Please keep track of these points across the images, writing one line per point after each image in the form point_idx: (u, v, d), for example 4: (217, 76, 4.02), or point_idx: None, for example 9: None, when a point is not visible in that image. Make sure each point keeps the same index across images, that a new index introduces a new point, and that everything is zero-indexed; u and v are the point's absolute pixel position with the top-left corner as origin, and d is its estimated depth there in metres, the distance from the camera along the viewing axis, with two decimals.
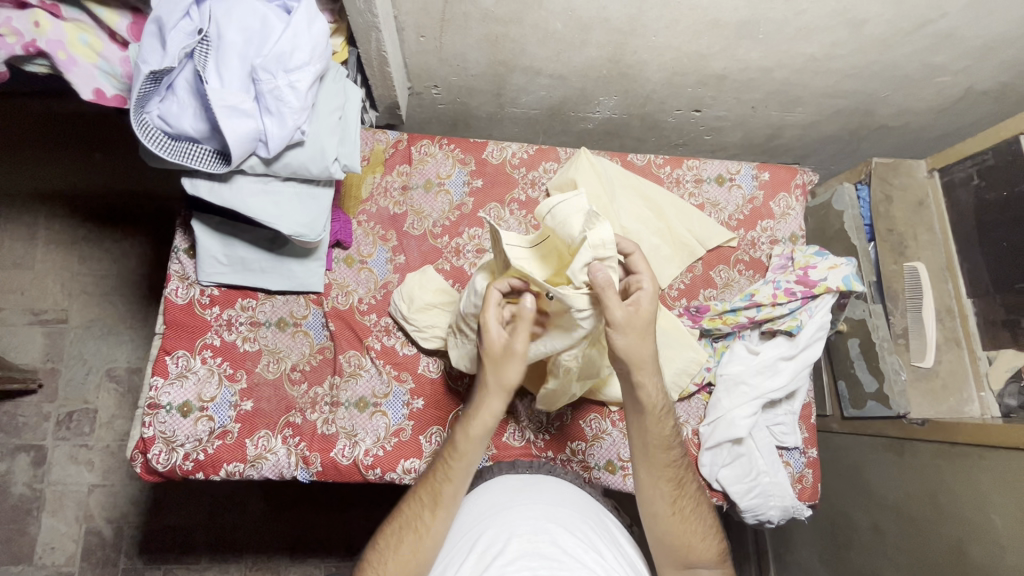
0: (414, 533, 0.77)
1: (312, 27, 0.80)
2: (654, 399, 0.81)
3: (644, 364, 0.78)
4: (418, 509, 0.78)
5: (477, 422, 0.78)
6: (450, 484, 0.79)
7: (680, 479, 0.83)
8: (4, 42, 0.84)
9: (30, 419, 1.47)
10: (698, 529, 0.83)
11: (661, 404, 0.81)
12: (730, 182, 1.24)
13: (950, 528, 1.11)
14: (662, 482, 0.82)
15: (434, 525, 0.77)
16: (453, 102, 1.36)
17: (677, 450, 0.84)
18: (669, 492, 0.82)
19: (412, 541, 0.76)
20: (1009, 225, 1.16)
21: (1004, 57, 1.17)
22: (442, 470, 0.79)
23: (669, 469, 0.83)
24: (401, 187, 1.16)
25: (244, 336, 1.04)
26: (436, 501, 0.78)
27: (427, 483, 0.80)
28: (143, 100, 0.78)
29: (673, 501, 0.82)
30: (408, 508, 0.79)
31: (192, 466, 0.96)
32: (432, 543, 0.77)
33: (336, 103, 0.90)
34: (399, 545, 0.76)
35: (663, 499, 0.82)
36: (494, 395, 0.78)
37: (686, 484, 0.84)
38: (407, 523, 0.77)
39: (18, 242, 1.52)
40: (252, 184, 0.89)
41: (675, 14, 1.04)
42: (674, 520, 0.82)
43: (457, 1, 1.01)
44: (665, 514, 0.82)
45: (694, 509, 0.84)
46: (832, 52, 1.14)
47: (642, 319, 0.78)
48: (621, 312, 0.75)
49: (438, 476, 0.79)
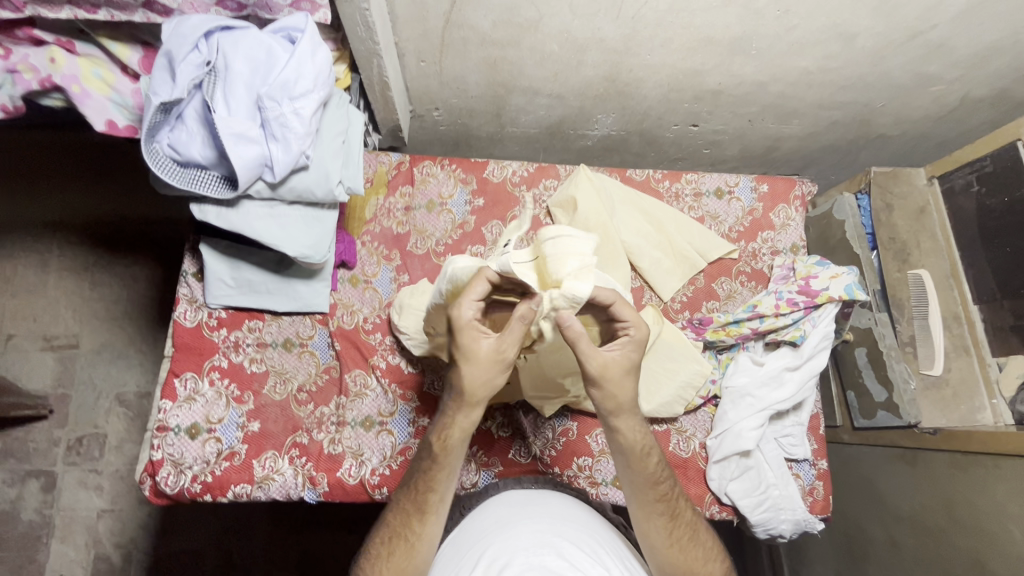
0: (404, 541, 0.75)
1: (315, 56, 0.82)
2: (635, 438, 0.76)
3: (623, 409, 0.74)
4: (406, 519, 0.76)
5: (456, 432, 0.73)
6: (435, 493, 0.76)
7: (673, 509, 0.79)
8: (22, 78, 0.87)
9: (40, 445, 1.49)
10: (699, 555, 0.79)
11: (640, 444, 0.76)
12: (729, 195, 1.25)
13: (969, 541, 1.09)
14: (655, 515, 0.78)
15: (424, 531, 0.76)
16: (454, 124, 1.39)
17: (667, 482, 0.80)
18: (661, 525, 0.78)
19: (403, 551, 0.75)
20: (1012, 230, 1.16)
21: (997, 65, 1.18)
22: (425, 479, 0.75)
23: (661, 502, 0.79)
24: (404, 208, 1.18)
25: (251, 358, 1.05)
26: (423, 511, 0.76)
27: (411, 492, 0.77)
28: (154, 130, 0.80)
29: (669, 534, 0.78)
30: (395, 518, 0.77)
31: (200, 488, 0.97)
32: (423, 548, 0.76)
33: (339, 127, 0.93)
34: (390, 556, 0.75)
35: (659, 531, 0.78)
36: (470, 407, 0.71)
37: (680, 515, 0.80)
38: (396, 533, 0.76)
39: (31, 270, 1.55)
40: (259, 209, 0.92)
41: (668, 33, 1.06)
42: (673, 553, 0.78)
43: (455, 26, 1.04)
44: (662, 547, 0.78)
45: (693, 538, 0.80)
46: (825, 65, 1.16)
47: (623, 365, 0.72)
48: (597, 364, 0.70)
49: (421, 486, 0.76)
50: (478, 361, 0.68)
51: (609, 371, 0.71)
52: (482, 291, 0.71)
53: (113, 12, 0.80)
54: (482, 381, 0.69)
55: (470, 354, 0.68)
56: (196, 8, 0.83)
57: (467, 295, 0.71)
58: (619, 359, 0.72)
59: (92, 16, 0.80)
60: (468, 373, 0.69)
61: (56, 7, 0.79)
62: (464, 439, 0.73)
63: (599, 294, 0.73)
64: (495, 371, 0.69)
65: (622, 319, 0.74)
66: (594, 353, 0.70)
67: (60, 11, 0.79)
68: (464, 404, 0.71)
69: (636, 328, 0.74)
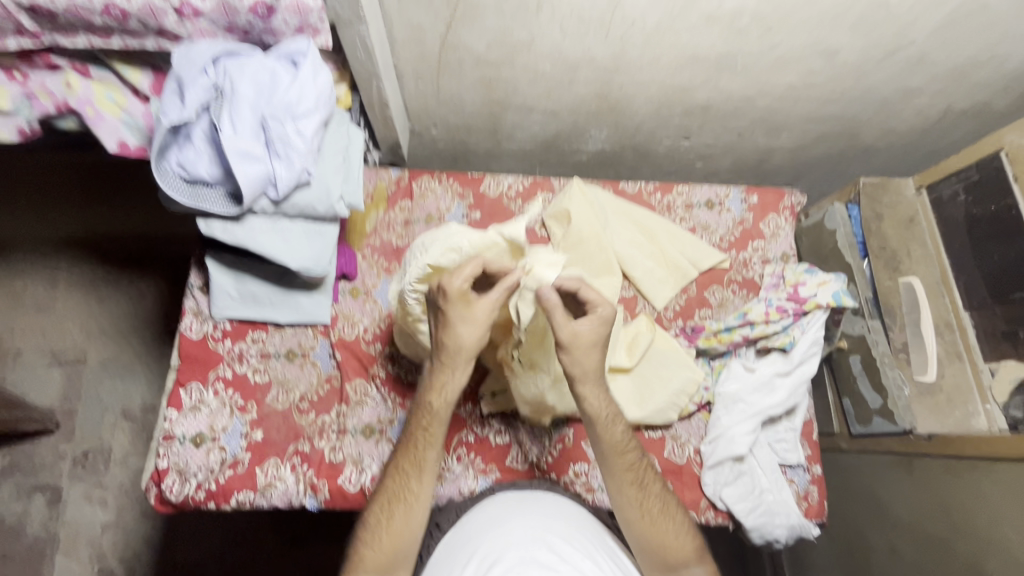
0: (404, 501, 0.83)
1: (317, 78, 0.87)
2: (599, 407, 0.84)
3: (587, 376, 0.83)
4: (404, 479, 0.84)
5: (450, 387, 0.85)
6: (432, 450, 0.85)
7: (641, 480, 0.84)
8: (39, 102, 0.92)
9: (46, 459, 1.51)
10: (670, 529, 0.83)
11: (606, 411, 0.84)
12: (720, 206, 1.29)
13: (966, 547, 1.09)
14: (625, 486, 0.84)
15: (420, 490, 0.84)
16: (452, 140, 1.43)
17: (634, 453, 0.85)
18: (631, 496, 0.84)
19: (402, 511, 0.83)
20: (999, 238, 1.18)
21: (977, 78, 1.22)
22: (420, 439, 0.85)
23: (629, 472, 0.85)
24: (403, 221, 1.22)
25: (255, 368, 1.08)
26: (421, 470, 0.85)
27: (407, 455, 0.85)
28: (164, 150, 0.85)
29: (640, 505, 0.83)
30: (393, 481, 0.85)
31: (204, 496, 0.99)
32: (419, 507, 0.84)
33: (339, 145, 0.97)
34: (391, 517, 0.82)
35: (631, 504, 0.84)
36: (454, 370, 0.84)
37: (649, 486, 0.85)
38: (395, 493, 0.84)
39: (41, 287, 1.59)
40: (263, 223, 0.95)
41: (656, 52, 1.11)
42: (643, 524, 0.83)
43: (451, 48, 1.09)
44: (634, 519, 0.83)
45: (662, 512, 0.83)
46: (810, 80, 1.20)
47: (591, 336, 0.82)
48: (567, 333, 0.80)
49: (419, 445, 0.85)
50: (471, 321, 0.82)
51: (579, 339, 0.81)
52: (474, 271, 0.82)
53: (126, 39, 0.85)
54: (473, 337, 0.82)
55: (464, 317, 0.81)
56: (206, 35, 0.87)
57: (461, 271, 0.81)
58: (587, 331, 0.81)
59: (107, 42, 0.85)
60: (462, 331, 0.82)
61: (73, 34, 0.84)
62: (454, 395, 0.85)
63: (566, 280, 0.83)
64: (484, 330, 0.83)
65: (587, 299, 0.83)
66: (567, 324, 0.80)
67: (77, 39, 0.84)
68: (455, 362, 0.84)
69: (600, 306, 0.83)
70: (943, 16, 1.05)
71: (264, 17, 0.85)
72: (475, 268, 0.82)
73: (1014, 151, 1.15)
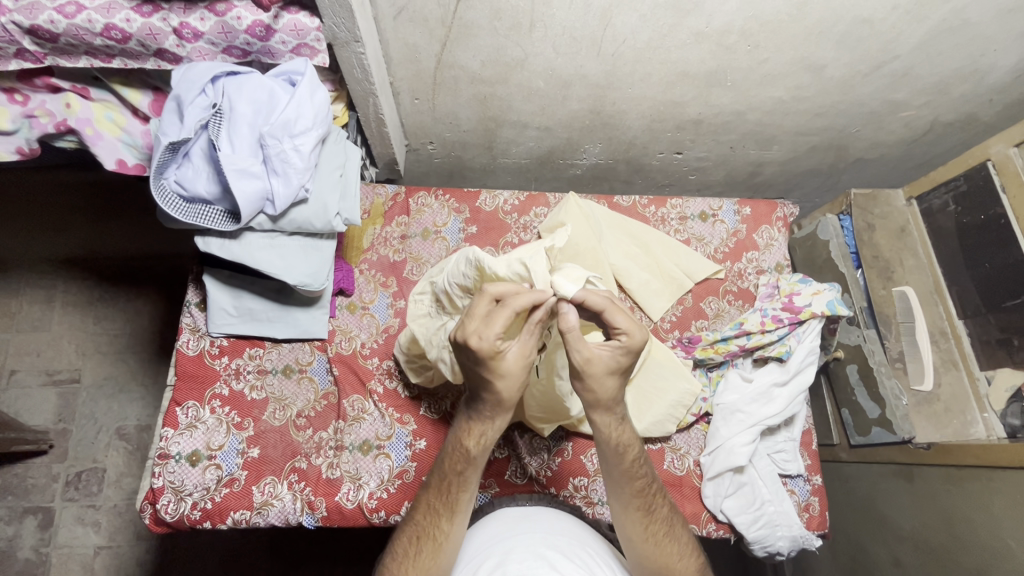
0: (433, 541, 0.78)
1: (314, 97, 0.87)
2: (614, 434, 0.78)
3: (602, 403, 0.76)
4: (435, 519, 0.79)
5: (489, 433, 0.77)
6: (465, 493, 0.79)
7: (649, 505, 0.81)
8: (39, 122, 0.93)
9: (39, 481, 1.49)
10: (676, 550, 0.81)
11: (617, 439, 0.78)
12: (713, 217, 1.31)
13: (969, 557, 1.07)
14: (631, 510, 0.81)
15: (452, 531, 0.79)
16: (448, 156, 1.45)
17: (644, 479, 0.81)
18: (638, 519, 0.80)
19: (430, 551, 0.77)
20: (990, 247, 1.19)
21: (961, 90, 1.25)
22: (456, 481, 0.78)
23: (638, 497, 0.81)
24: (400, 236, 1.23)
25: (251, 385, 1.07)
26: (453, 509, 0.79)
27: (440, 495, 0.79)
28: (162, 168, 0.85)
29: (645, 527, 0.80)
30: (423, 518, 0.79)
31: (200, 515, 0.98)
32: (450, 547, 0.78)
33: (337, 162, 0.98)
34: (417, 555, 0.77)
35: (636, 524, 0.81)
36: (498, 413, 0.75)
37: (656, 510, 0.82)
38: (425, 532, 0.78)
39: (36, 306, 1.59)
40: (261, 240, 0.96)
41: (647, 68, 1.13)
42: (648, 547, 0.80)
43: (447, 66, 1.11)
44: (639, 540, 0.80)
45: (669, 533, 0.81)
46: (798, 94, 1.22)
47: (609, 364, 0.73)
48: (582, 357, 0.72)
49: (453, 487, 0.79)
50: (510, 376, 0.71)
51: (592, 365, 0.73)
52: (505, 324, 0.68)
53: (126, 60, 0.87)
54: (516, 387, 0.73)
55: (501, 371, 0.70)
56: (205, 55, 0.88)
57: (489, 327, 0.68)
58: (607, 359, 0.73)
59: (107, 64, 0.87)
60: (501, 387, 0.72)
61: (74, 57, 0.86)
62: (492, 439, 0.78)
63: (593, 299, 0.73)
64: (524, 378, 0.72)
65: (614, 324, 0.74)
66: (585, 346, 0.72)
67: (78, 61, 0.86)
68: (498, 410, 0.75)
69: (630, 332, 0.73)
70: (925, 32, 1.08)
71: (262, 38, 0.87)
72: (507, 318, 0.69)
73: (1000, 161, 1.16)
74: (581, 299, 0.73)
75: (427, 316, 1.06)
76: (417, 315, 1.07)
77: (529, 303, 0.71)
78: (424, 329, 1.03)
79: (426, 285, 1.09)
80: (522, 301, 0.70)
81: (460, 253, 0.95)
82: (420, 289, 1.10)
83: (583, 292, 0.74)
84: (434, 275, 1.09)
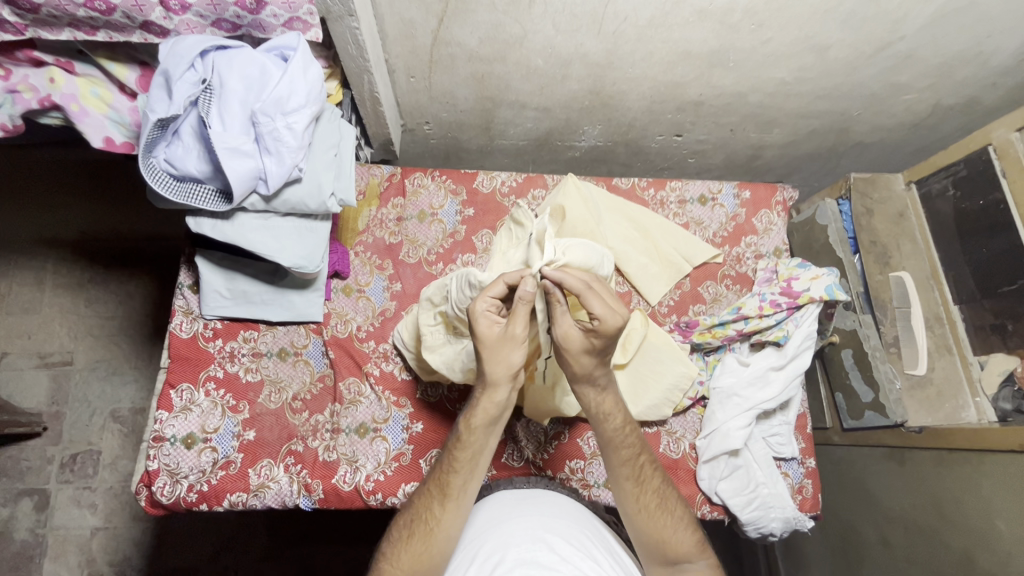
0: (424, 524, 0.77)
1: (307, 73, 0.86)
2: (594, 403, 0.81)
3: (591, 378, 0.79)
4: (428, 501, 0.79)
5: (481, 414, 0.77)
6: (457, 476, 0.78)
7: (639, 474, 0.82)
8: (22, 97, 0.90)
9: (33, 463, 1.49)
10: (670, 522, 0.81)
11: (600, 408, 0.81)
12: (713, 201, 1.30)
13: (958, 537, 1.09)
14: (623, 481, 0.82)
15: (445, 516, 0.78)
16: (445, 137, 1.42)
17: (632, 448, 0.82)
18: (628, 490, 0.82)
19: (423, 535, 0.77)
20: (987, 233, 1.18)
21: (964, 74, 1.23)
22: (448, 460, 0.79)
23: (626, 466, 0.82)
24: (396, 218, 1.21)
25: (246, 368, 1.06)
26: (445, 492, 0.78)
27: (435, 475, 0.80)
28: (151, 145, 0.83)
29: (637, 498, 0.81)
30: (418, 500, 0.79)
31: (196, 498, 0.98)
32: (443, 535, 0.77)
33: (331, 141, 0.96)
34: (410, 539, 0.77)
35: (628, 496, 0.82)
36: (495, 390, 0.76)
37: (647, 480, 0.82)
38: (418, 515, 0.78)
39: (25, 288, 1.56)
40: (254, 220, 0.94)
41: (649, 47, 1.10)
42: (642, 518, 0.81)
43: (443, 43, 1.08)
44: (631, 512, 0.82)
45: (660, 505, 0.82)
46: (801, 76, 1.20)
47: (584, 344, 0.75)
48: (559, 332, 0.75)
49: (445, 469, 0.79)
50: (493, 346, 0.73)
51: (570, 342, 0.75)
52: (500, 292, 0.74)
53: (111, 33, 0.83)
54: (500, 361, 0.74)
55: (485, 340, 0.73)
56: (193, 29, 0.86)
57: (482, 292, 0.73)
58: (582, 338, 0.75)
59: (91, 38, 0.83)
60: (487, 359, 0.74)
61: (56, 29, 0.82)
62: (492, 419, 0.77)
63: (567, 280, 0.73)
64: (508, 354, 0.74)
65: (590, 309, 0.73)
66: (562, 323, 0.75)
67: (61, 33, 0.82)
68: (489, 384, 0.75)
69: (603, 319, 0.72)
70: (932, 12, 1.06)
71: (252, 11, 0.84)
72: (499, 286, 0.74)
73: (1001, 145, 1.15)
74: (558, 279, 0.74)
75: (445, 346, 1.01)
76: (433, 346, 1.01)
77: (518, 278, 0.74)
78: (442, 359, 1.00)
79: (435, 316, 1.03)
80: (513, 272, 0.75)
81: (461, 276, 0.92)
82: (428, 321, 1.03)
83: (560, 273, 0.74)
84: (438, 301, 1.02)
